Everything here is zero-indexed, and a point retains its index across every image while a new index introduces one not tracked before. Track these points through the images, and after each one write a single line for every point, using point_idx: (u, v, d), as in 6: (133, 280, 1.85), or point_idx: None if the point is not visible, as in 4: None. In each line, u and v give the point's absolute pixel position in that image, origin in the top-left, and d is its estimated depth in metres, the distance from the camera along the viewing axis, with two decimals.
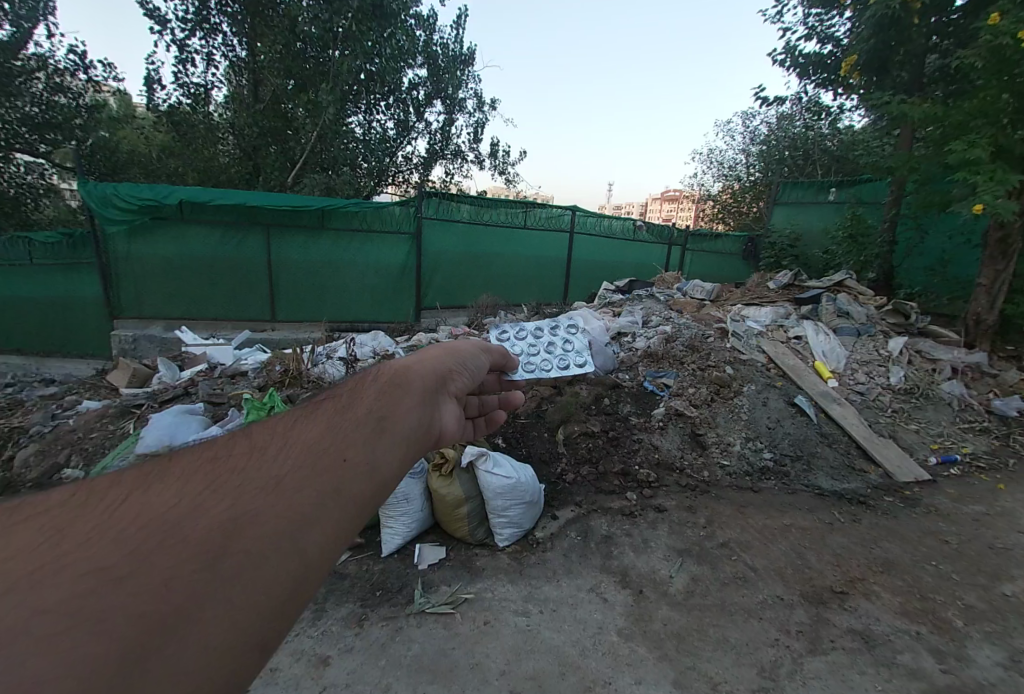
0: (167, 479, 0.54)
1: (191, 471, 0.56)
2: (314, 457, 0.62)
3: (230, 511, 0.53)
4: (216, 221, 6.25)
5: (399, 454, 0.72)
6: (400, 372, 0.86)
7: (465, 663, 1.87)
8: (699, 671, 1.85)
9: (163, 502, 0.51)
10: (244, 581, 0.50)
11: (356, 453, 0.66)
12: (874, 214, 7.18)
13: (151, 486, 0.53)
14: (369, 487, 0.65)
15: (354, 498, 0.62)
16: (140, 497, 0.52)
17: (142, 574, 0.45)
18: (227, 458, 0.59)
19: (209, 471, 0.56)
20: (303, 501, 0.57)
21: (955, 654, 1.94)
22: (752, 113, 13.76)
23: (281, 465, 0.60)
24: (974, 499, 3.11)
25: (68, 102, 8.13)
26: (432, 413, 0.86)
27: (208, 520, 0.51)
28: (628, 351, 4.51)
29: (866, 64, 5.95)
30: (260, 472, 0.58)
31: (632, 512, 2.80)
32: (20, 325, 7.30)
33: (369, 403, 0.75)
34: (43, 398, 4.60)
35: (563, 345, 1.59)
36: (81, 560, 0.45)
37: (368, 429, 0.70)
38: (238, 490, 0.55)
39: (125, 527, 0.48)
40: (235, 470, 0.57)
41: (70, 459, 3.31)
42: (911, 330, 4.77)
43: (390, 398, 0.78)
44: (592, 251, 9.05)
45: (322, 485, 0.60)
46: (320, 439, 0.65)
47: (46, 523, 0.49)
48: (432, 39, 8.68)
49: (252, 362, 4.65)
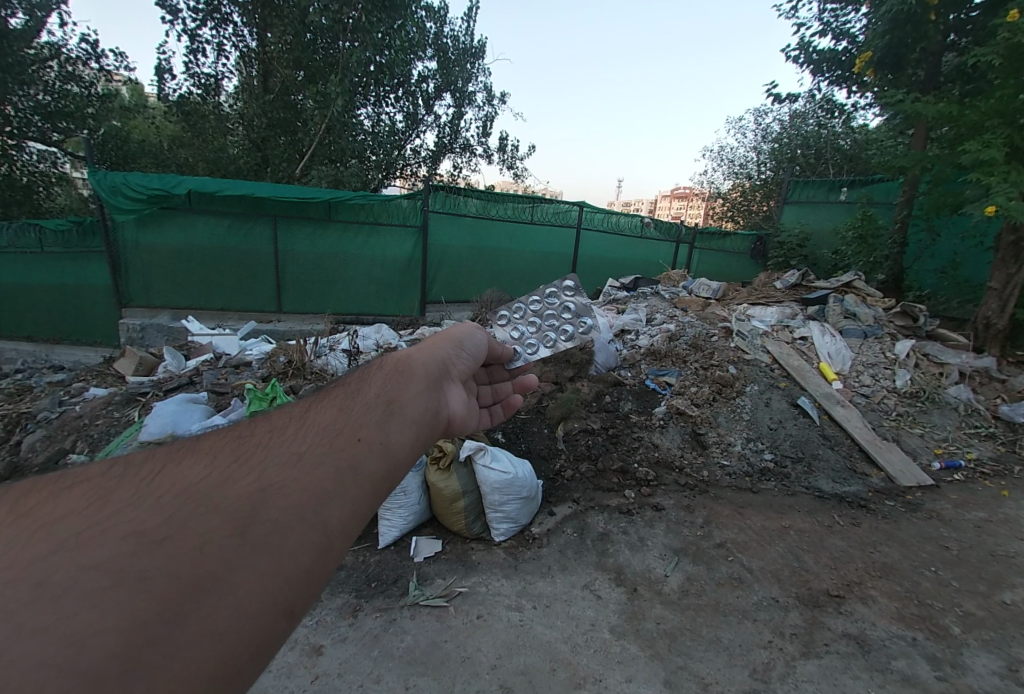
0: (197, 453, 0.57)
1: (217, 448, 0.58)
2: (330, 437, 0.64)
3: (255, 482, 0.55)
4: (225, 212, 6.28)
5: (410, 435, 0.73)
6: (408, 360, 0.86)
7: (457, 656, 1.88)
8: (690, 671, 1.85)
9: (193, 474, 0.53)
10: (271, 550, 0.51)
11: (368, 433, 0.67)
12: (886, 214, 7.07)
13: (183, 459, 0.55)
14: (384, 466, 0.66)
15: (369, 476, 0.64)
16: (174, 469, 0.53)
17: (175, 537, 0.47)
18: (251, 437, 0.61)
19: (234, 449, 0.58)
20: (323, 476, 0.59)
21: (951, 661, 1.92)
22: (765, 110, 13.59)
23: (299, 444, 0.61)
24: (976, 506, 3.07)
25: (80, 91, 8.22)
26: (439, 399, 0.86)
27: (236, 491, 0.53)
28: (630, 349, 4.51)
29: (881, 61, 5.85)
30: (282, 450, 0.60)
31: (630, 510, 2.80)
32: (30, 312, 7.40)
33: (377, 389, 0.76)
34: (51, 384, 4.66)
35: (558, 312, 1.46)
36: (123, 521, 0.47)
37: (381, 413, 0.72)
38: (260, 466, 0.56)
39: (162, 491, 0.50)
40: (260, 447, 0.59)
41: (76, 444, 3.38)
42: (919, 333, 4.71)
43: (397, 384, 0.79)
44: (599, 248, 8.99)
45: (338, 460, 0.62)
46: (334, 422, 0.67)
47: (86, 488, 0.50)
48: (443, 31, 8.64)
49: (257, 353, 4.70)
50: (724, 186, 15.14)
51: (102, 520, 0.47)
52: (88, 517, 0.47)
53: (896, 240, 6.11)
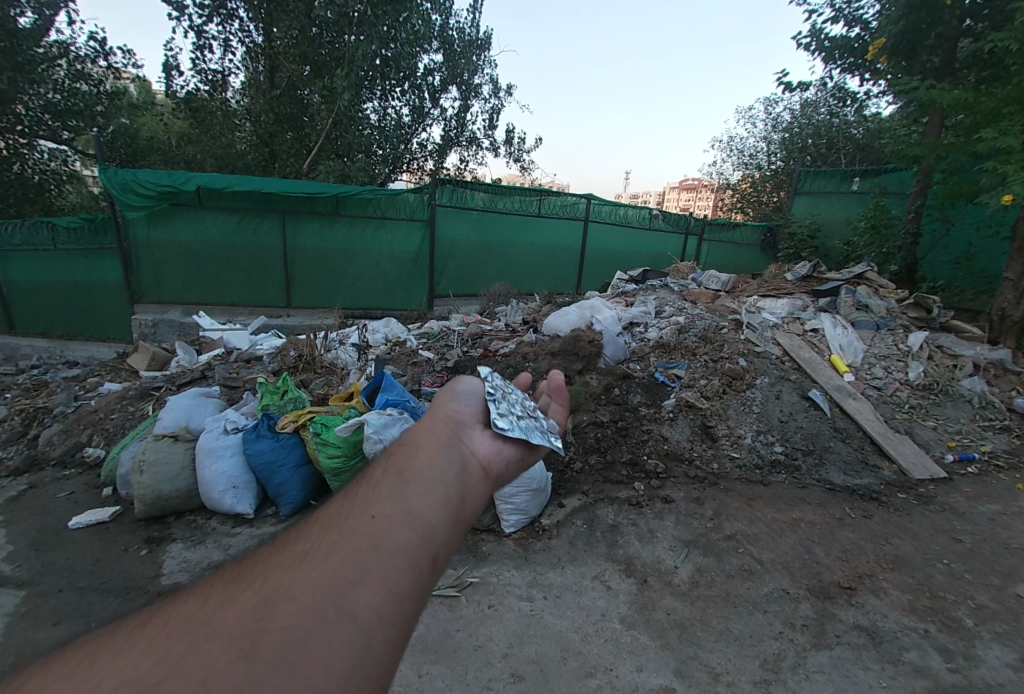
0: (197, 591, 0.53)
1: (216, 578, 0.55)
2: (340, 527, 0.59)
3: (261, 596, 0.50)
4: (234, 208, 6.31)
5: (437, 494, 0.67)
6: (418, 429, 0.82)
7: (469, 645, 1.90)
8: (700, 661, 1.86)
9: (190, 608, 0.50)
10: (290, 661, 0.44)
11: (382, 507, 0.62)
12: (899, 205, 6.97)
13: (180, 597, 0.51)
14: (415, 535, 0.59)
15: (394, 549, 0.57)
16: (169, 611, 0.50)
17: (169, 678, 0.42)
18: (257, 559, 0.57)
19: (236, 574, 0.55)
20: (339, 565, 0.53)
21: (963, 653, 1.91)
22: (776, 100, 13.40)
23: (306, 546, 0.57)
24: (991, 499, 3.04)
25: (89, 89, 8.32)
26: (465, 450, 0.80)
27: (235, 612, 0.48)
28: (639, 342, 4.49)
29: (895, 47, 5.73)
30: (287, 559, 0.55)
31: (639, 502, 2.81)
32: (45, 308, 7.53)
33: (387, 463, 0.71)
34: (66, 379, 4.74)
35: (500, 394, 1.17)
36: (108, 678, 0.42)
37: (393, 482, 0.67)
38: (264, 581, 0.52)
39: (156, 639, 0.46)
40: (262, 565, 0.55)
41: (92, 438, 3.47)
42: (933, 324, 4.64)
43: (409, 452, 0.74)
44: (607, 240, 8.94)
45: (355, 544, 0.56)
46: (344, 511, 0.63)
47: (73, 656, 0.46)
48: (449, 23, 8.57)
49: (268, 348, 4.75)
50: (734, 177, 15.00)
51: (85, 679, 0.42)
52: (71, 678, 0.43)
53: (910, 230, 6.01)
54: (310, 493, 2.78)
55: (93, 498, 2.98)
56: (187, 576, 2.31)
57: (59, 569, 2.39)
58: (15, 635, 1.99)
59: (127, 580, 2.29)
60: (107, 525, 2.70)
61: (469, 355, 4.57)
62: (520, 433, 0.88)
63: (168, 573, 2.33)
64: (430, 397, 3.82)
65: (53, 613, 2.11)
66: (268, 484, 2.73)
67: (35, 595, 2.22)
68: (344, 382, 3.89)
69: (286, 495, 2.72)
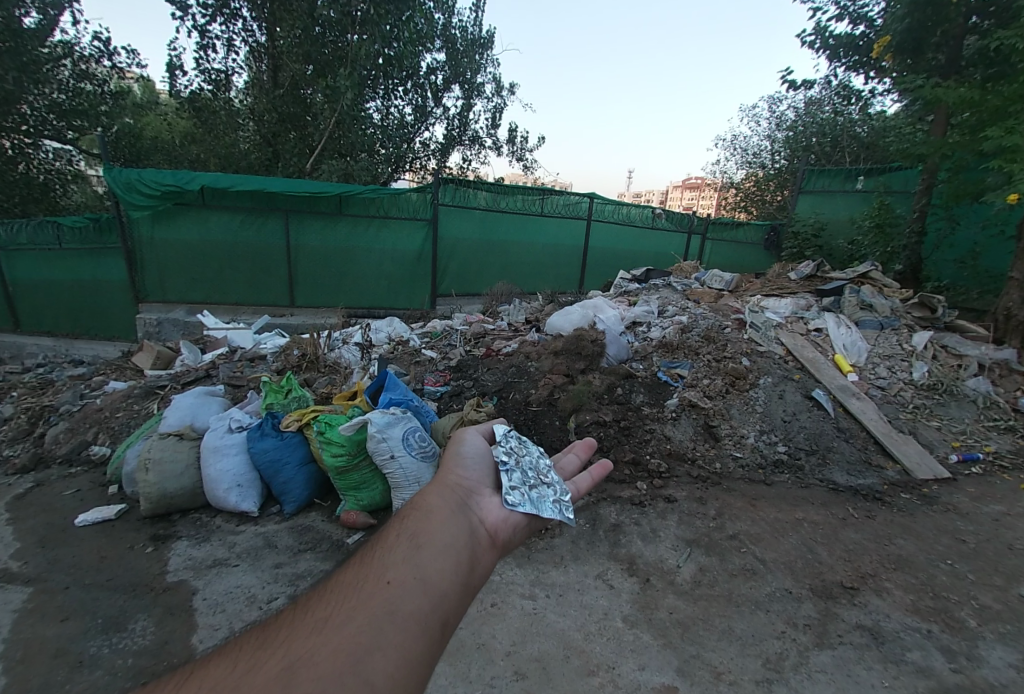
0: (225, 653, 0.56)
1: (240, 643, 0.58)
2: (357, 593, 0.63)
3: (286, 661, 0.53)
4: (238, 207, 6.33)
5: (447, 562, 0.71)
6: (429, 494, 0.87)
7: (472, 643, 1.91)
8: (703, 659, 1.86)
9: (219, 674, 0.53)
10: None
11: (397, 572, 0.66)
12: (904, 204, 6.94)
13: (210, 662, 0.55)
14: (426, 602, 0.64)
15: (408, 614, 0.61)
16: (200, 674, 0.53)
17: None
18: (278, 622, 0.60)
19: (260, 638, 0.58)
20: (357, 630, 0.57)
21: (966, 654, 1.91)
22: (780, 98, 13.35)
23: (326, 612, 0.61)
24: (995, 499, 3.03)
25: (93, 89, 8.35)
26: (471, 519, 0.85)
27: (263, 676, 0.52)
28: (641, 342, 4.49)
29: (900, 45, 5.70)
30: (308, 622, 0.59)
31: (642, 501, 2.82)
32: (51, 308, 7.58)
33: (399, 529, 0.76)
34: (72, 378, 4.77)
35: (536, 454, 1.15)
36: None
37: (407, 547, 0.71)
38: (286, 647, 0.56)
39: None
40: (284, 629, 0.59)
41: (98, 437, 3.50)
42: (937, 324, 4.62)
43: (421, 518, 0.79)
44: (610, 240, 8.94)
45: (371, 610, 0.60)
46: (360, 575, 0.66)
47: None
48: (451, 22, 8.57)
49: (271, 347, 4.78)
50: (738, 176, 14.94)
51: None
52: None
53: (914, 230, 5.99)
54: (313, 492, 2.84)
55: (100, 495, 3.01)
56: (192, 573, 2.33)
57: (66, 565, 2.42)
58: (22, 630, 2.01)
59: (133, 577, 2.31)
60: (113, 522, 2.72)
61: (471, 355, 4.58)
62: (529, 508, 0.93)
63: (173, 570, 2.35)
64: (433, 396, 3.83)
65: (60, 609, 2.14)
66: (271, 483, 2.76)
67: (43, 591, 2.24)
68: (347, 381, 3.91)
69: (290, 494, 2.76)
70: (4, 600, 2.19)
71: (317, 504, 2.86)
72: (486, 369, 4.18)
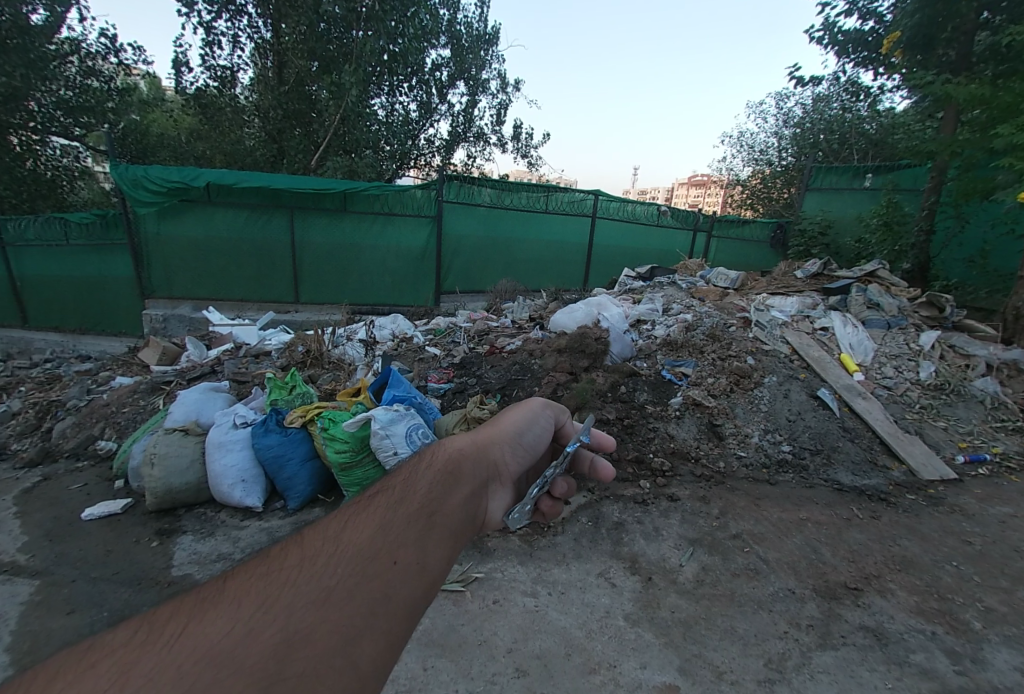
0: (226, 605, 0.54)
1: (243, 594, 0.56)
2: (363, 563, 0.62)
3: (283, 629, 0.52)
4: (243, 203, 6.34)
5: (448, 552, 0.71)
6: (451, 463, 0.86)
7: (473, 639, 1.92)
8: (705, 659, 1.85)
9: (218, 630, 0.51)
10: None
11: (404, 555, 0.65)
12: (913, 201, 6.88)
13: (208, 614, 0.53)
14: (420, 592, 0.63)
15: (402, 603, 0.61)
16: (198, 625, 0.51)
17: None
18: (279, 572, 0.59)
19: (263, 590, 0.56)
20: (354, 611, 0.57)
21: (970, 656, 1.89)
22: (786, 95, 13.20)
23: (330, 576, 0.59)
24: (1002, 501, 3.00)
25: (100, 85, 8.39)
26: (478, 506, 0.85)
27: (259, 644, 0.50)
28: (645, 340, 4.47)
29: (910, 41, 5.63)
30: (312, 584, 0.58)
31: (645, 500, 2.82)
32: (58, 303, 7.63)
33: (416, 499, 0.75)
34: (78, 373, 4.79)
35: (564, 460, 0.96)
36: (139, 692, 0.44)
37: (419, 526, 0.70)
38: (287, 609, 0.54)
39: (181, 662, 0.47)
40: (286, 586, 0.57)
41: (104, 432, 3.54)
42: (946, 323, 4.57)
43: (439, 493, 0.78)
44: (615, 236, 8.89)
45: (373, 589, 0.60)
46: (369, 543, 0.65)
47: (109, 664, 0.47)
48: (456, 18, 8.54)
49: (275, 343, 4.82)
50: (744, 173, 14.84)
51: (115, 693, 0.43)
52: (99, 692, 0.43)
53: (923, 228, 5.92)
54: (317, 488, 2.84)
55: (105, 490, 3.03)
56: (196, 567, 2.35)
57: (72, 559, 2.44)
58: (29, 623, 2.04)
59: (138, 571, 2.33)
60: (119, 517, 2.75)
61: (474, 352, 4.58)
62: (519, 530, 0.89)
63: (178, 565, 2.37)
64: (436, 393, 3.84)
65: (67, 602, 2.16)
66: (276, 478, 2.77)
67: (50, 584, 2.26)
68: (351, 378, 3.94)
69: (294, 490, 2.76)
70: (12, 593, 2.21)
71: (321, 499, 2.86)
72: (489, 366, 4.18)
